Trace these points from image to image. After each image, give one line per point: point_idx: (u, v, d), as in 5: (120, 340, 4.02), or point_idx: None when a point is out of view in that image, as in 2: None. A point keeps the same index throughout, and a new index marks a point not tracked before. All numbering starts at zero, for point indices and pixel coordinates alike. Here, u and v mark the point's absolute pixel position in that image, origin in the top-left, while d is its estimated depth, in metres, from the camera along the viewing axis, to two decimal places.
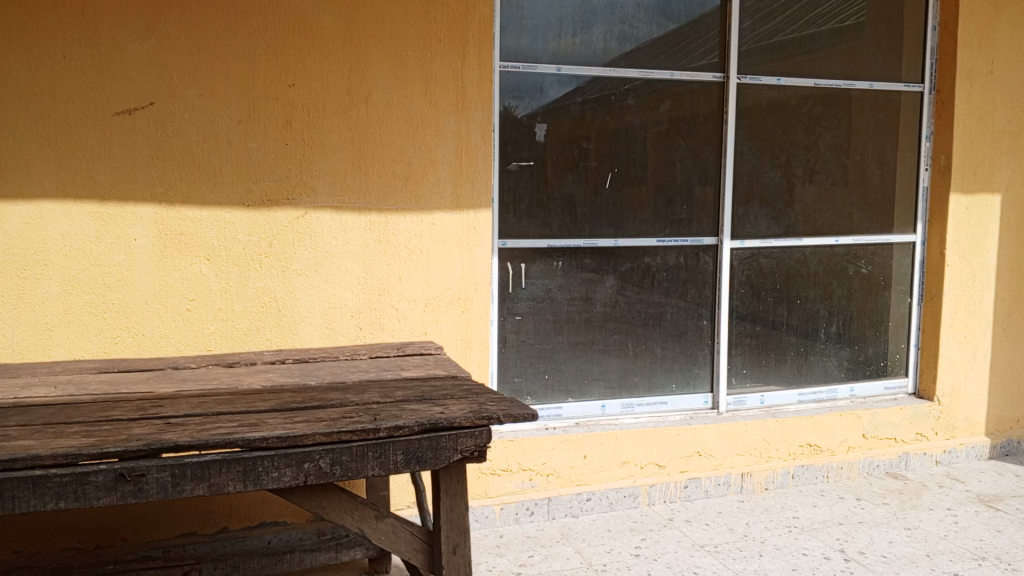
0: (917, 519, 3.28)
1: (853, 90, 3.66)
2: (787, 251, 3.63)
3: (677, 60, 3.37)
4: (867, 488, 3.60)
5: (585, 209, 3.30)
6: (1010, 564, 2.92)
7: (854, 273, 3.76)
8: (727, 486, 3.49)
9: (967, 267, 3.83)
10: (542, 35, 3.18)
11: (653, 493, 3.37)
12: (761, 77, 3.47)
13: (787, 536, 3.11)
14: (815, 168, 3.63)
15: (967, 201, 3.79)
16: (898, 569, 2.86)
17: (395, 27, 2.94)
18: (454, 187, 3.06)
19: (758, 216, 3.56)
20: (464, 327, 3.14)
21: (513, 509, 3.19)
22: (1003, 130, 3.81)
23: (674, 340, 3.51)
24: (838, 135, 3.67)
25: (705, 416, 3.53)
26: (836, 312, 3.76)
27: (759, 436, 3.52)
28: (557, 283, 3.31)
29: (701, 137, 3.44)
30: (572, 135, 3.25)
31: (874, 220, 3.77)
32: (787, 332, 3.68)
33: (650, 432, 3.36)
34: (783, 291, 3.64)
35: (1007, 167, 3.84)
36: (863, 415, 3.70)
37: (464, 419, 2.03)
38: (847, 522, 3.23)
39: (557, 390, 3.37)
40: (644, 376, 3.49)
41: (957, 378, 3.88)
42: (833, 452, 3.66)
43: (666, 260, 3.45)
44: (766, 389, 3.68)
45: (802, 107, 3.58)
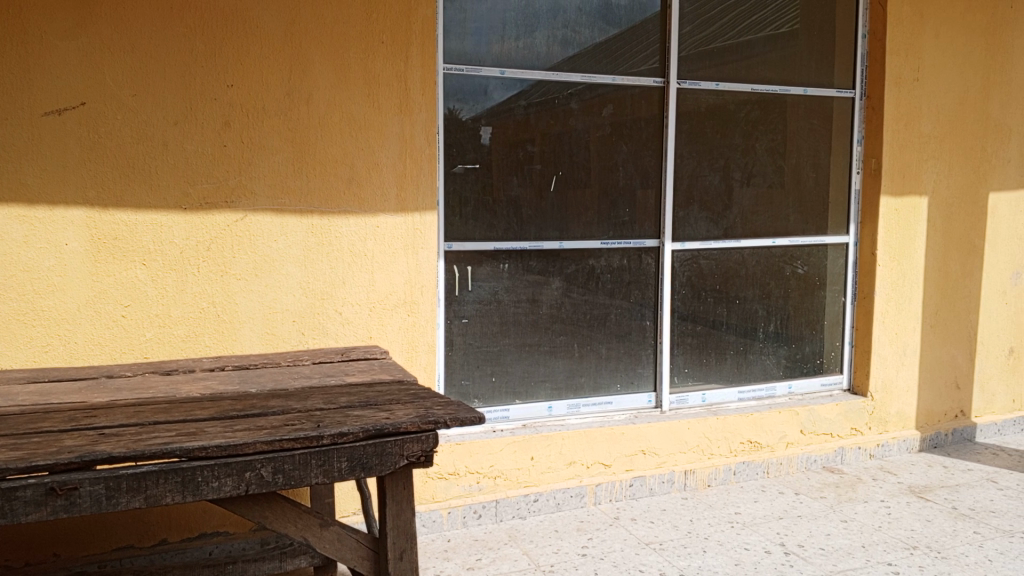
0: (852, 511, 3.38)
1: (787, 95, 3.78)
2: (726, 253, 3.71)
3: (618, 65, 3.41)
4: (804, 483, 3.70)
5: (530, 211, 3.30)
6: (940, 551, 3.03)
7: (790, 273, 3.88)
8: (671, 484, 3.54)
9: (895, 266, 3.99)
10: (485, 38, 3.18)
11: (599, 492, 3.39)
12: (699, 83, 3.55)
13: (729, 531, 3.17)
14: (752, 171, 3.73)
15: (896, 203, 3.95)
16: (836, 560, 2.94)
17: (337, 28, 2.90)
18: (399, 190, 3.03)
19: (697, 219, 3.63)
20: (411, 330, 3.11)
21: (460, 513, 3.16)
22: (928, 135, 3.99)
23: (618, 341, 3.55)
24: (774, 140, 3.77)
25: (649, 416, 3.58)
26: (774, 311, 3.87)
27: (701, 433, 3.59)
28: (504, 285, 3.31)
29: (642, 142, 3.49)
30: (516, 137, 3.25)
31: (808, 221, 3.90)
32: (727, 331, 3.77)
33: (596, 432, 3.39)
34: (723, 292, 3.73)
35: (931, 170, 4.02)
36: (802, 411, 3.81)
37: (409, 424, 1.96)
38: (787, 517, 3.31)
39: (505, 392, 3.37)
40: (590, 377, 3.52)
41: (889, 374, 4.03)
42: (772, 448, 3.76)
43: (610, 262, 3.48)
44: (707, 387, 3.75)
45: (739, 112, 3.67)
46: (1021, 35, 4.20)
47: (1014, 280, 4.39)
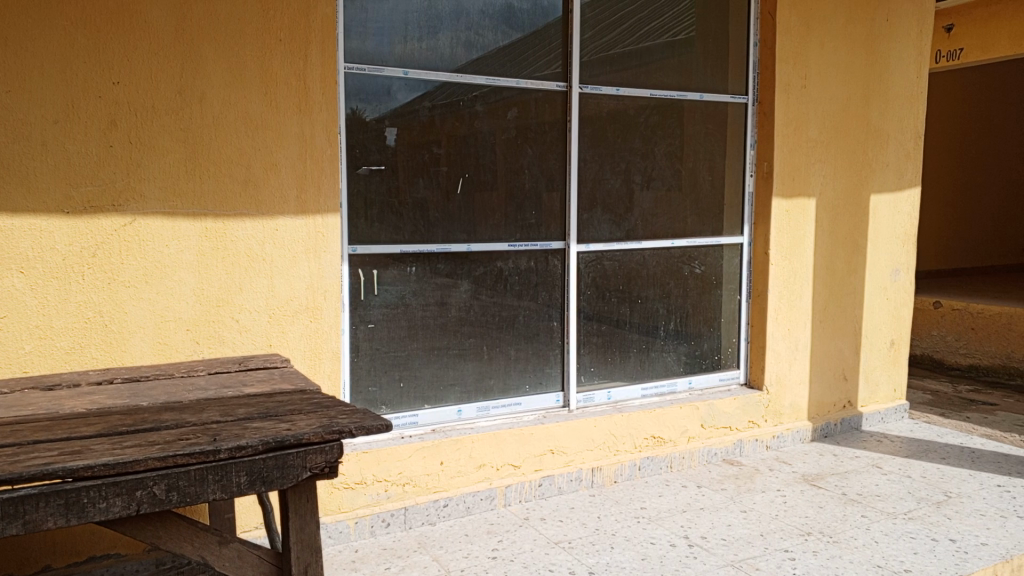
0: (751, 501, 3.51)
1: (684, 101, 3.89)
2: (628, 254, 3.79)
3: (522, 68, 3.43)
4: (706, 475, 3.82)
5: (437, 214, 3.27)
6: (832, 536, 3.19)
7: (689, 273, 4.00)
8: (579, 481, 3.58)
9: (786, 265, 4.17)
10: (387, 38, 3.14)
11: (509, 494, 3.40)
12: (601, 87, 3.61)
13: (635, 526, 3.23)
14: (652, 175, 3.83)
15: (787, 205, 4.13)
16: (736, 550, 3.04)
17: (232, 25, 2.79)
18: (299, 191, 2.95)
19: (601, 221, 3.70)
20: (313, 337, 3.03)
21: (368, 522, 3.10)
22: (815, 140, 4.19)
23: (526, 342, 3.57)
24: (673, 144, 3.88)
25: (557, 415, 3.61)
26: (674, 309, 3.99)
27: (607, 431, 3.65)
28: (411, 289, 3.27)
29: (547, 145, 3.52)
30: (421, 139, 3.21)
31: (705, 223, 4.03)
32: (630, 330, 3.85)
33: (506, 434, 3.39)
34: (626, 292, 3.81)
35: (818, 174, 4.23)
36: (702, 406, 3.94)
37: (312, 435, 1.91)
38: (690, 509, 3.41)
39: (413, 398, 3.32)
40: (499, 379, 3.52)
41: (782, 367, 4.21)
42: (675, 442, 3.86)
43: (517, 264, 3.49)
44: (612, 385, 3.82)
45: (639, 117, 3.76)
46: (896, 48, 4.48)
47: (894, 277, 4.67)
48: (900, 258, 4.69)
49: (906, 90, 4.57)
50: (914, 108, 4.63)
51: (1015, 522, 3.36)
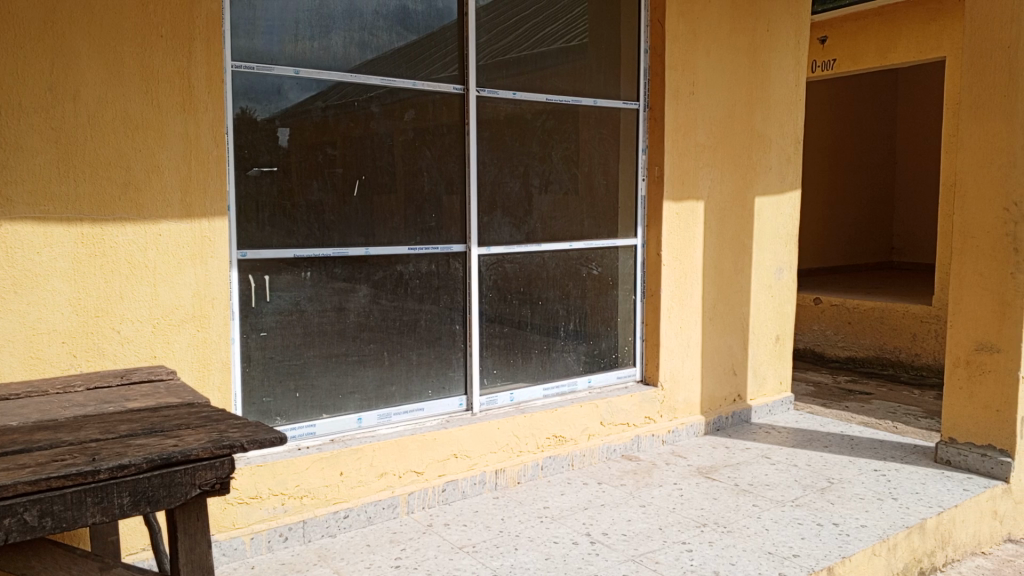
0: (649, 496, 3.60)
1: (579, 106, 3.96)
2: (528, 256, 3.81)
3: (418, 70, 3.39)
4: (606, 471, 3.89)
5: (332, 217, 3.19)
6: (726, 526, 3.30)
7: (587, 274, 4.07)
8: (482, 484, 3.57)
9: (679, 266, 4.31)
10: (277, 37, 3.04)
11: (412, 501, 3.35)
12: (497, 91, 3.62)
13: (538, 526, 3.25)
14: (550, 178, 3.87)
15: (677, 208, 4.27)
16: (636, 544, 3.11)
17: (106, 19, 2.63)
18: (183, 194, 2.81)
19: (501, 224, 3.70)
20: (202, 347, 2.89)
21: (265, 537, 2.99)
22: (703, 144, 4.35)
23: (427, 346, 3.53)
24: (569, 147, 3.94)
25: (461, 419, 3.60)
26: (573, 310, 4.04)
27: (510, 432, 3.66)
28: (307, 294, 3.18)
29: (445, 147, 3.49)
30: (315, 140, 3.13)
31: (601, 226, 4.11)
32: (532, 331, 3.87)
33: (408, 441, 3.34)
34: (527, 294, 3.83)
35: (706, 177, 4.39)
36: (601, 404, 4.01)
37: (201, 450, 1.82)
38: (591, 506, 3.46)
39: (310, 407, 3.23)
40: (400, 385, 3.47)
41: (676, 364, 4.35)
42: (575, 440, 3.92)
43: (417, 268, 3.45)
44: (515, 387, 3.83)
45: (536, 121, 3.79)
46: (776, 57, 4.70)
47: (778, 276, 4.90)
48: (783, 258, 4.93)
49: (786, 97, 4.80)
50: (794, 115, 4.88)
51: (890, 504, 3.59)
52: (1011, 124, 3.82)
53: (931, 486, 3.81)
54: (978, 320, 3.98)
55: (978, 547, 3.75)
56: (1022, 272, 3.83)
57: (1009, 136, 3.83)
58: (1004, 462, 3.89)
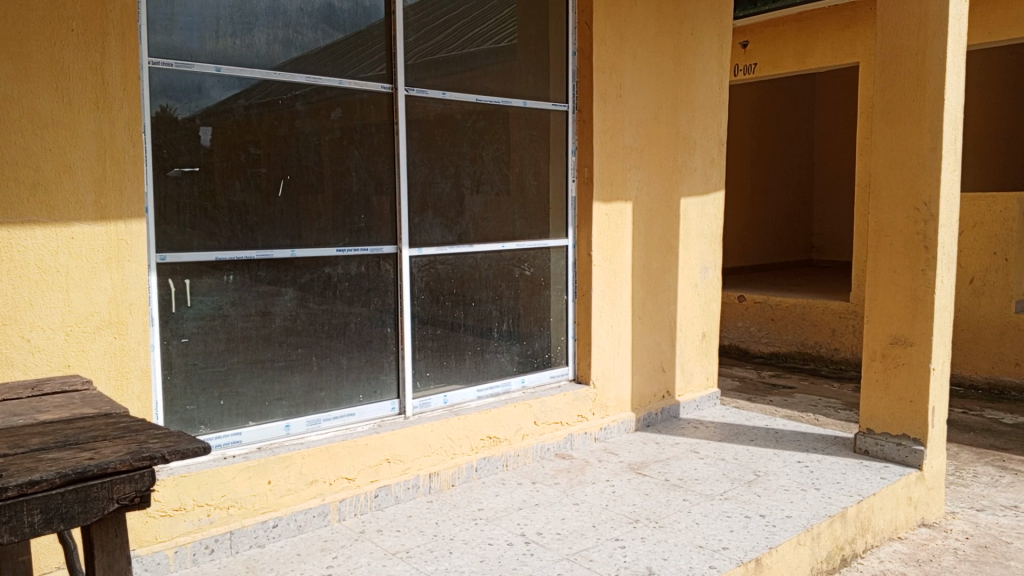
0: (583, 493, 3.63)
1: (509, 107, 3.96)
2: (460, 257, 3.79)
3: (344, 69, 3.33)
4: (539, 471, 3.90)
5: (257, 218, 3.11)
6: (658, 521, 3.35)
7: (519, 275, 4.08)
8: (416, 489, 3.53)
9: (608, 265, 4.36)
10: (197, 33, 2.94)
11: (343, 508, 3.28)
12: (427, 91, 3.59)
13: (473, 529, 3.23)
14: (481, 179, 3.85)
15: (607, 209, 4.32)
16: (570, 543, 3.13)
17: (11, 11, 2.50)
18: (97, 196, 2.69)
19: (432, 225, 3.67)
20: (119, 355, 2.77)
21: (189, 551, 2.89)
22: (630, 146, 4.41)
23: (358, 350, 3.47)
24: (500, 148, 3.93)
25: (393, 423, 3.55)
26: (506, 310, 4.05)
27: (444, 435, 3.63)
28: (230, 298, 3.08)
29: (374, 147, 3.44)
30: (238, 139, 3.04)
31: (532, 226, 4.12)
32: (464, 332, 3.85)
33: (338, 447, 3.28)
34: (459, 295, 3.81)
35: (634, 179, 4.46)
36: (534, 404, 4.02)
37: (119, 463, 1.73)
38: (526, 507, 3.46)
39: (236, 415, 3.13)
40: (329, 390, 3.40)
41: (607, 363, 4.40)
42: (509, 441, 3.91)
43: (346, 270, 3.39)
44: (448, 389, 3.80)
45: (466, 121, 3.77)
46: (700, 61, 4.81)
47: (703, 274, 5.02)
48: (709, 257, 5.04)
49: (709, 100, 4.91)
50: (718, 118, 5.00)
51: (813, 494, 3.70)
52: (921, 127, 3.99)
53: (851, 476, 3.95)
54: (892, 315, 4.16)
55: (895, 533, 3.91)
56: (932, 268, 4.00)
57: (919, 138, 4.00)
58: (918, 451, 4.07)
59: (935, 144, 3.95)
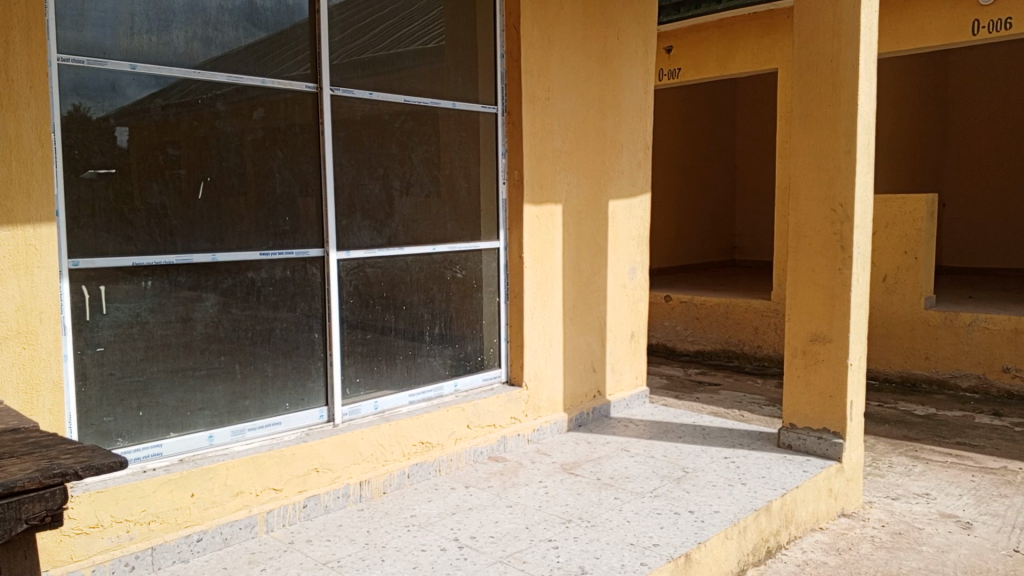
0: (516, 495, 3.63)
1: (438, 108, 3.93)
2: (390, 260, 3.75)
3: (268, 68, 3.25)
4: (473, 474, 3.88)
5: (177, 222, 3.00)
6: (590, 520, 3.38)
7: (451, 278, 4.05)
8: (346, 497, 3.46)
9: (539, 268, 4.38)
10: (111, 29, 2.82)
11: (271, 519, 3.20)
12: (353, 91, 3.53)
13: (405, 535, 3.19)
14: (410, 181, 3.81)
15: (537, 211, 4.33)
16: (504, 546, 3.12)
17: None
18: (2, 198, 2.55)
19: (361, 227, 3.61)
20: (28, 366, 2.63)
21: (107, 570, 2.76)
22: (559, 149, 4.44)
23: (285, 356, 3.38)
24: (429, 150, 3.90)
25: (322, 431, 3.47)
26: (437, 314, 4.01)
27: (375, 442, 3.58)
28: (149, 305, 2.97)
29: (299, 148, 3.36)
30: (155, 140, 2.92)
31: (463, 229, 4.10)
32: (396, 336, 3.81)
33: (265, 457, 3.19)
34: (389, 299, 3.76)
35: (563, 181, 4.49)
36: (467, 407, 4.00)
37: (26, 482, 1.64)
38: (459, 511, 3.44)
39: (156, 426, 3.01)
40: (255, 399, 3.30)
41: (539, 364, 4.42)
42: (442, 445, 3.89)
43: (270, 274, 3.30)
44: (378, 395, 3.75)
45: (394, 123, 3.73)
46: (626, 65, 4.88)
47: (631, 275, 5.09)
48: (636, 259, 5.12)
49: (635, 104, 4.99)
50: (643, 122, 5.09)
51: (740, 488, 3.80)
52: (836, 131, 4.14)
53: (775, 470, 4.06)
54: (812, 313, 4.30)
55: (817, 524, 4.04)
56: (848, 267, 4.15)
57: (835, 142, 4.15)
58: (837, 444, 4.21)
59: (850, 147, 4.10)
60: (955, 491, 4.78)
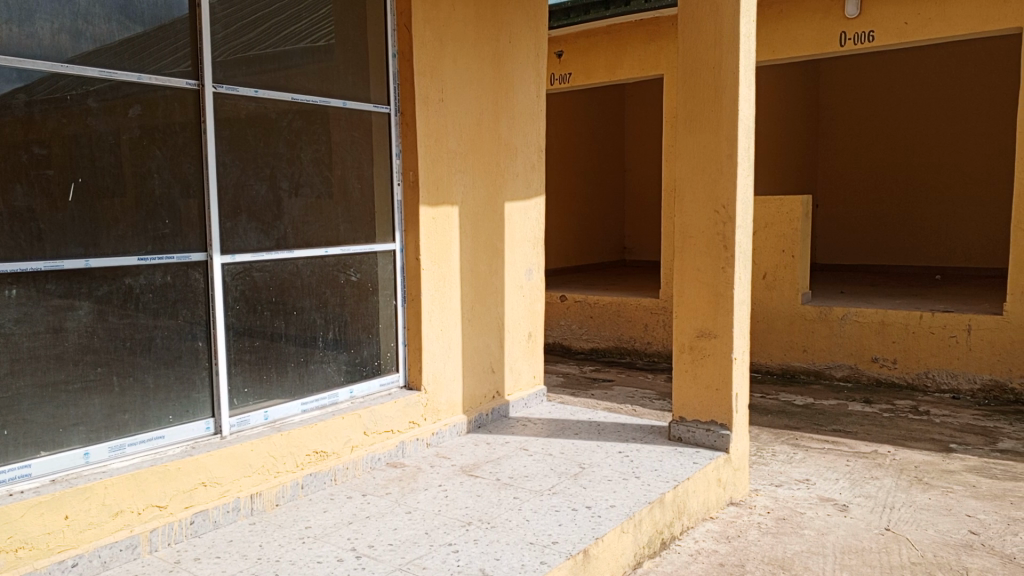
0: (415, 501, 3.59)
1: (328, 107, 3.84)
2: (279, 264, 3.62)
3: (144, 63, 3.08)
4: (370, 482, 3.80)
5: (45, 226, 2.80)
6: (489, 522, 3.38)
7: (345, 281, 3.96)
8: (236, 511, 3.32)
9: (436, 270, 4.35)
10: None
11: (155, 539, 3.03)
12: (238, 88, 3.40)
13: (300, 548, 3.09)
14: (300, 181, 3.70)
15: (432, 213, 4.30)
16: (402, 552, 3.07)
17: None
18: None
19: (247, 229, 3.47)
20: None
21: None
22: (454, 150, 4.42)
23: (166, 366, 3.21)
24: (320, 150, 3.80)
25: (208, 444, 3.32)
26: (331, 318, 3.92)
27: (265, 453, 3.46)
28: (14, 315, 2.76)
29: (179, 147, 3.20)
30: (18, 139, 2.72)
31: (357, 230, 4.02)
32: (286, 342, 3.69)
33: (146, 473, 3.02)
34: (279, 304, 3.64)
35: (459, 183, 4.47)
36: (363, 414, 3.93)
37: None
38: (356, 520, 3.37)
39: (24, 445, 2.80)
40: (135, 412, 3.13)
41: (437, 367, 4.38)
42: (338, 454, 3.80)
43: (150, 280, 3.13)
44: (269, 404, 3.62)
45: (282, 121, 3.61)
46: (518, 68, 4.93)
47: (527, 276, 5.13)
48: (532, 259, 5.16)
49: (528, 107, 5.04)
50: (536, 124, 5.14)
51: (634, 482, 3.89)
52: (719, 135, 4.31)
53: (667, 463, 4.19)
54: (699, 310, 4.46)
55: (708, 513, 4.19)
56: (731, 266, 4.33)
57: (717, 146, 4.32)
58: (723, 435, 4.39)
59: (731, 151, 4.28)
60: (832, 475, 5.07)
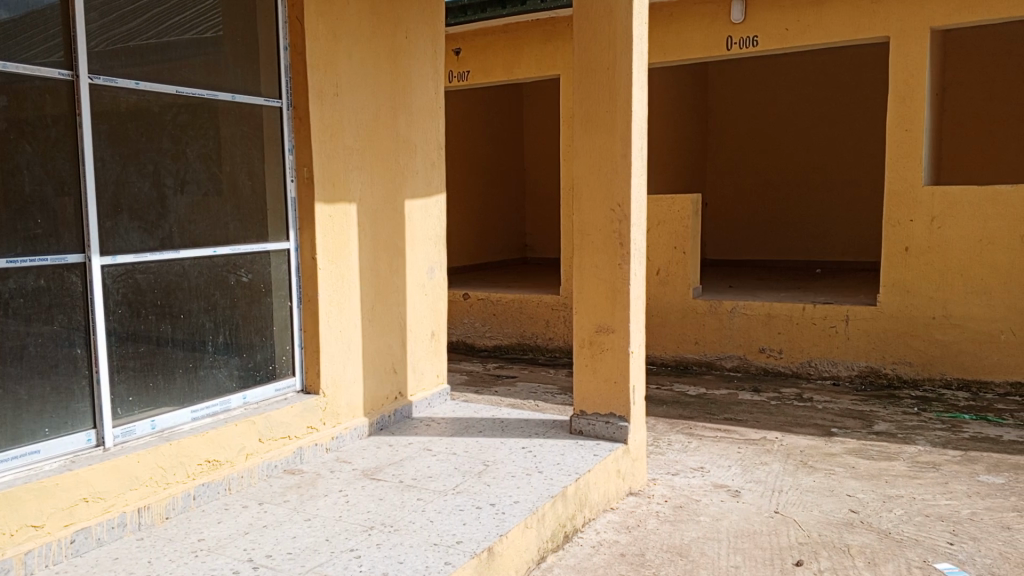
0: (315, 508, 3.50)
1: (216, 100, 3.69)
2: (164, 265, 3.46)
3: (10, 52, 2.87)
4: (267, 490, 3.68)
5: None
6: (392, 525, 3.33)
7: (235, 282, 3.82)
8: (122, 527, 3.15)
9: (334, 269, 4.25)
10: None
11: (30, 561, 2.83)
12: (116, 80, 3.21)
13: (193, 562, 2.96)
14: (186, 178, 3.53)
15: (329, 211, 4.20)
16: (303, 561, 2.98)
17: None
18: None
19: (128, 229, 3.28)
20: None
21: None
22: (350, 147, 4.33)
23: (40, 376, 3.00)
24: (207, 145, 3.64)
25: (90, 457, 3.12)
26: (221, 321, 3.77)
27: (153, 464, 3.29)
28: None
29: (52, 141, 2.99)
30: None
31: (248, 229, 3.87)
32: (173, 348, 3.52)
33: (19, 491, 2.82)
34: (165, 307, 3.46)
35: (356, 180, 4.39)
36: (258, 420, 3.80)
37: None
38: (252, 530, 3.25)
39: None
40: (5, 426, 2.91)
41: (336, 369, 4.29)
42: (232, 462, 3.65)
43: (20, 285, 2.92)
44: (156, 413, 3.45)
45: (165, 115, 3.44)
46: (415, 65, 4.87)
47: (429, 275, 5.09)
48: (433, 258, 5.13)
49: (426, 105, 4.99)
50: (435, 122, 5.10)
51: (537, 477, 3.93)
52: (613, 135, 4.40)
53: (568, 456, 4.25)
54: (596, 306, 4.54)
55: (608, 504, 4.28)
56: (627, 263, 4.43)
57: (612, 145, 4.41)
58: (622, 427, 4.50)
59: (625, 151, 4.37)
60: (725, 462, 5.28)
